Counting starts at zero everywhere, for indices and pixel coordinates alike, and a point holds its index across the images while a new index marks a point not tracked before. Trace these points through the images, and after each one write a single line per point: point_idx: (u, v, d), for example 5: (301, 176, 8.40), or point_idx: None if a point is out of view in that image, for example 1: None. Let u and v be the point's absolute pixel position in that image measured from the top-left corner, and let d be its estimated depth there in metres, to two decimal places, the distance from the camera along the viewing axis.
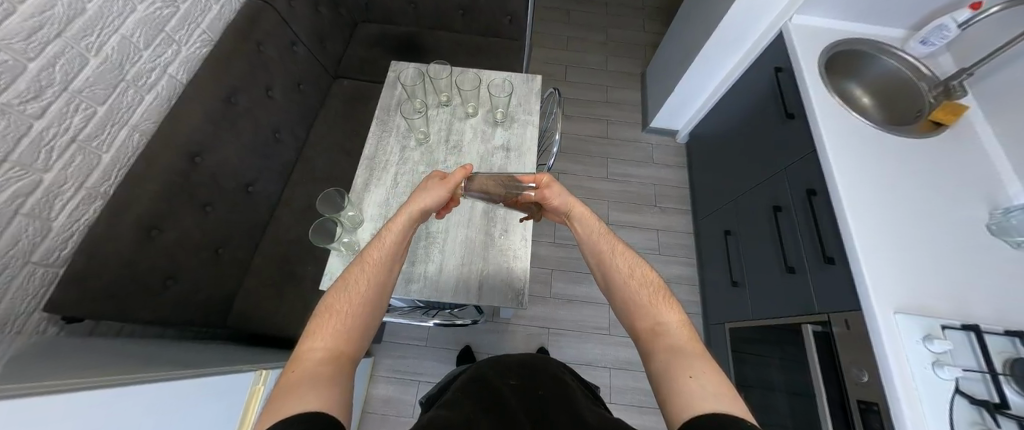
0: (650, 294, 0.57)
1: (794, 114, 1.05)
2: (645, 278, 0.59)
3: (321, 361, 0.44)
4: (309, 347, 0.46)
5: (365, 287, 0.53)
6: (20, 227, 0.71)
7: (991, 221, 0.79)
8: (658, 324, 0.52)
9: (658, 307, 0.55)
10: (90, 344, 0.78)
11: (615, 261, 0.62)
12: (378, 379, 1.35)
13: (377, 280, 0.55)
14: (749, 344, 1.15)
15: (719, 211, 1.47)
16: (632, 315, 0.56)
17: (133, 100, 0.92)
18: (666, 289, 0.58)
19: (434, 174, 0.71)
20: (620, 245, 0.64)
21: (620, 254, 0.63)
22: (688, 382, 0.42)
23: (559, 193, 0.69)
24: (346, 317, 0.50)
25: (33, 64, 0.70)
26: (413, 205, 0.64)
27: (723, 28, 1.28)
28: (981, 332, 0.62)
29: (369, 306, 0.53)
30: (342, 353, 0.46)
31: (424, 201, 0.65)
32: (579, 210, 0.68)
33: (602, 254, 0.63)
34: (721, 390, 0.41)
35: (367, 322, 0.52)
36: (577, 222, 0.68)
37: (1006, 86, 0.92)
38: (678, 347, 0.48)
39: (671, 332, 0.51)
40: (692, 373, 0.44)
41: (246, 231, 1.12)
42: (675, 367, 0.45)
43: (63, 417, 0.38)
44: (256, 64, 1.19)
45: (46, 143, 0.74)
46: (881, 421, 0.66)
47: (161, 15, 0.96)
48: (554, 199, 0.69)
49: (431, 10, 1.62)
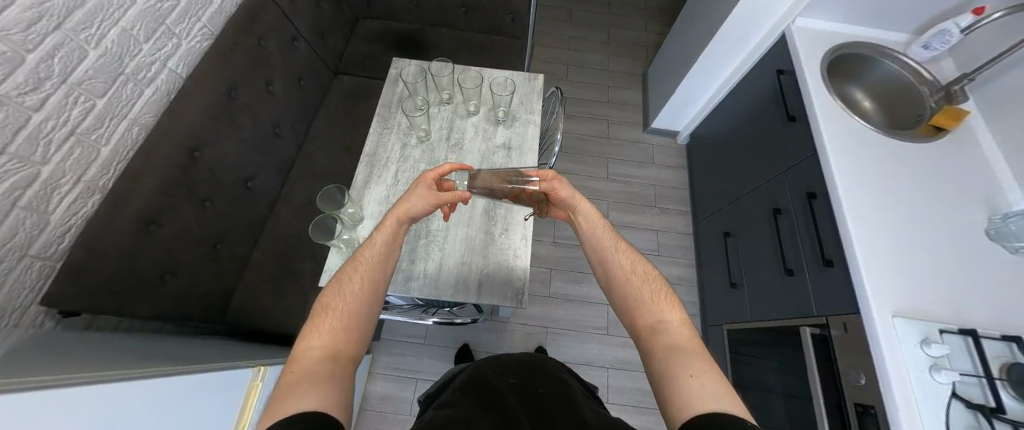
0: (651, 292, 0.57)
1: (796, 117, 1.05)
2: (645, 277, 0.59)
3: (320, 360, 0.44)
4: (306, 347, 0.46)
5: (360, 287, 0.53)
6: (18, 220, 0.70)
7: (990, 226, 0.79)
8: (658, 323, 0.52)
9: (658, 305, 0.55)
10: (87, 339, 0.78)
11: (616, 258, 0.62)
12: (376, 376, 1.35)
13: (372, 279, 0.55)
14: (747, 345, 1.16)
15: (719, 212, 1.47)
16: (632, 313, 0.56)
17: (132, 93, 0.92)
18: (667, 287, 0.58)
19: (422, 178, 0.66)
20: (621, 243, 0.64)
21: (622, 252, 0.63)
22: (688, 381, 0.42)
23: (566, 187, 0.68)
24: (343, 316, 0.50)
25: (31, 56, 0.69)
26: (400, 208, 0.63)
27: (726, 29, 1.27)
28: (978, 337, 0.63)
29: (366, 304, 0.53)
30: (340, 351, 0.46)
31: (415, 202, 0.64)
32: (584, 206, 0.68)
33: (603, 252, 0.63)
34: (720, 389, 0.41)
35: (364, 320, 0.52)
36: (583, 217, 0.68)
37: (1007, 91, 0.92)
38: (678, 345, 0.49)
39: (671, 330, 0.51)
40: (692, 373, 0.44)
41: (245, 227, 1.12)
42: (675, 366, 0.45)
43: (57, 413, 0.38)
44: (257, 59, 1.18)
45: (45, 136, 0.73)
46: (877, 424, 0.66)
47: (162, 8, 0.95)
48: (561, 192, 0.68)
49: (433, 7, 1.61)
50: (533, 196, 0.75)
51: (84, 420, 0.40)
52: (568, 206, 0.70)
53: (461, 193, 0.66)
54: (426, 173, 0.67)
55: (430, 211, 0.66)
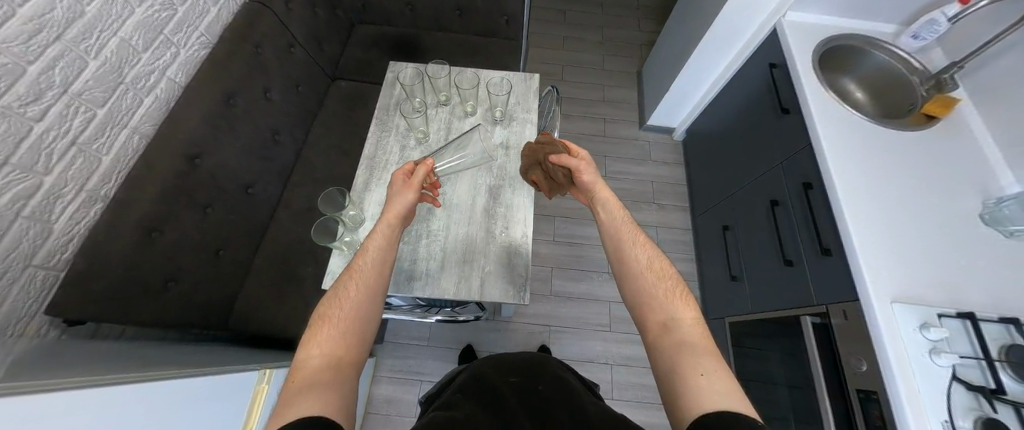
0: (665, 288, 0.56)
1: (790, 109, 1.06)
2: (661, 273, 0.59)
3: (320, 368, 0.44)
4: (307, 356, 0.46)
5: (357, 293, 0.53)
6: (21, 230, 0.71)
7: (983, 211, 0.80)
8: (668, 320, 0.52)
9: (670, 303, 0.54)
10: (91, 347, 0.78)
11: (633, 252, 0.61)
12: (380, 379, 1.34)
13: (367, 284, 0.55)
14: (749, 337, 1.16)
15: (717, 206, 1.48)
16: (642, 309, 0.56)
17: (132, 102, 0.92)
18: (682, 284, 0.58)
19: (394, 178, 0.70)
20: (640, 237, 0.64)
21: (639, 245, 0.62)
22: (698, 380, 0.43)
23: (591, 172, 0.71)
24: (341, 323, 0.49)
25: (32, 68, 0.70)
26: (389, 213, 0.64)
27: (716, 28, 1.30)
28: (977, 320, 0.64)
29: (364, 311, 0.52)
30: (339, 358, 0.46)
31: (400, 201, 0.66)
32: (605, 193, 0.70)
33: (622, 243, 0.63)
34: (728, 388, 0.42)
35: (364, 326, 0.52)
36: (602, 209, 0.69)
37: (997, 78, 0.94)
38: (687, 342, 0.49)
39: (681, 328, 0.51)
40: (701, 372, 0.44)
41: (246, 232, 1.12)
42: (684, 364, 0.46)
43: (57, 420, 0.37)
44: (255, 66, 1.19)
45: (46, 146, 0.74)
46: (880, 409, 0.66)
47: (159, 18, 0.96)
48: (585, 176, 0.71)
49: (428, 12, 1.63)
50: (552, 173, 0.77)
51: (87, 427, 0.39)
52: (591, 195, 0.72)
53: (428, 161, 0.72)
54: (398, 173, 0.71)
55: (412, 206, 0.68)
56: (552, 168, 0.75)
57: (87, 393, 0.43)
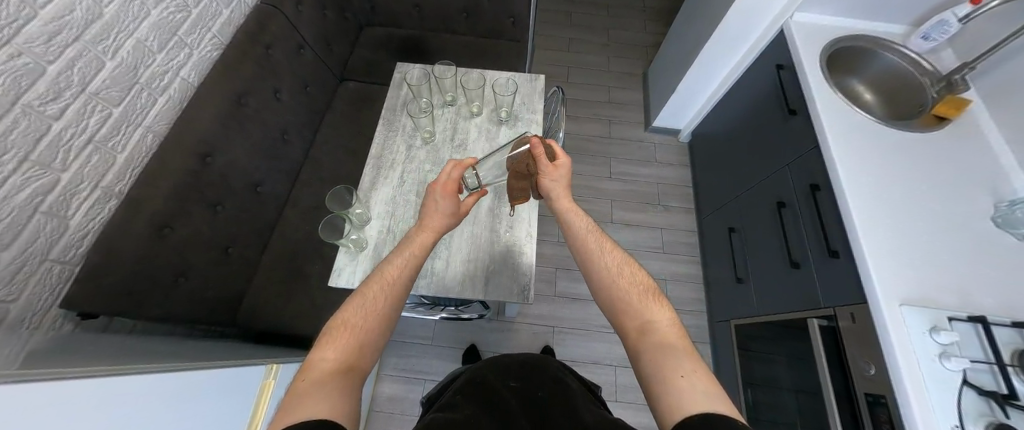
0: (637, 293, 0.56)
1: (797, 111, 1.05)
2: (632, 278, 0.58)
3: (331, 371, 0.44)
4: (320, 356, 0.46)
5: (378, 302, 0.53)
6: (39, 225, 0.73)
7: (995, 214, 0.79)
8: (647, 323, 0.52)
9: (646, 306, 0.54)
10: (103, 340, 0.80)
11: (601, 260, 0.60)
12: (384, 378, 1.35)
13: (390, 293, 0.55)
14: (756, 340, 1.15)
15: (723, 208, 1.47)
16: (621, 314, 0.55)
17: (146, 102, 0.95)
18: (655, 288, 0.58)
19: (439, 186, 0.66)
20: (606, 244, 0.63)
21: (607, 253, 0.61)
22: (678, 381, 0.42)
23: (560, 177, 0.69)
24: (357, 329, 0.50)
25: (52, 67, 0.72)
26: (428, 229, 0.65)
27: (726, 26, 1.28)
28: (988, 324, 0.62)
29: (380, 319, 0.53)
30: (351, 364, 0.46)
31: (440, 221, 0.66)
32: (565, 203, 0.68)
33: (588, 252, 0.62)
34: (710, 388, 0.42)
35: (378, 334, 0.52)
36: (569, 217, 0.66)
37: (1010, 78, 0.92)
38: (667, 344, 0.49)
39: (659, 331, 0.51)
40: (681, 372, 0.44)
41: (255, 230, 1.14)
42: (664, 365, 0.45)
43: (71, 409, 0.38)
44: (266, 67, 1.21)
45: (64, 143, 0.76)
46: (889, 413, 0.66)
47: (174, 20, 0.99)
48: (552, 178, 0.69)
49: (435, 14, 1.64)
50: (522, 168, 0.72)
51: (97, 416, 0.40)
52: (549, 200, 0.70)
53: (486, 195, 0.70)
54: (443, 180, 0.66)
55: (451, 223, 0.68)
56: (523, 161, 0.71)
57: (96, 383, 0.43)
